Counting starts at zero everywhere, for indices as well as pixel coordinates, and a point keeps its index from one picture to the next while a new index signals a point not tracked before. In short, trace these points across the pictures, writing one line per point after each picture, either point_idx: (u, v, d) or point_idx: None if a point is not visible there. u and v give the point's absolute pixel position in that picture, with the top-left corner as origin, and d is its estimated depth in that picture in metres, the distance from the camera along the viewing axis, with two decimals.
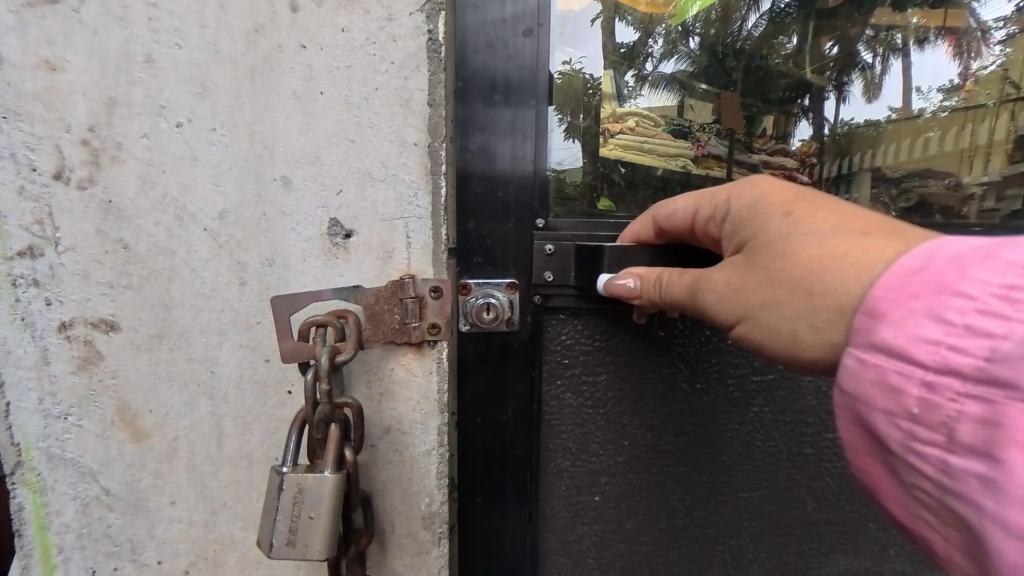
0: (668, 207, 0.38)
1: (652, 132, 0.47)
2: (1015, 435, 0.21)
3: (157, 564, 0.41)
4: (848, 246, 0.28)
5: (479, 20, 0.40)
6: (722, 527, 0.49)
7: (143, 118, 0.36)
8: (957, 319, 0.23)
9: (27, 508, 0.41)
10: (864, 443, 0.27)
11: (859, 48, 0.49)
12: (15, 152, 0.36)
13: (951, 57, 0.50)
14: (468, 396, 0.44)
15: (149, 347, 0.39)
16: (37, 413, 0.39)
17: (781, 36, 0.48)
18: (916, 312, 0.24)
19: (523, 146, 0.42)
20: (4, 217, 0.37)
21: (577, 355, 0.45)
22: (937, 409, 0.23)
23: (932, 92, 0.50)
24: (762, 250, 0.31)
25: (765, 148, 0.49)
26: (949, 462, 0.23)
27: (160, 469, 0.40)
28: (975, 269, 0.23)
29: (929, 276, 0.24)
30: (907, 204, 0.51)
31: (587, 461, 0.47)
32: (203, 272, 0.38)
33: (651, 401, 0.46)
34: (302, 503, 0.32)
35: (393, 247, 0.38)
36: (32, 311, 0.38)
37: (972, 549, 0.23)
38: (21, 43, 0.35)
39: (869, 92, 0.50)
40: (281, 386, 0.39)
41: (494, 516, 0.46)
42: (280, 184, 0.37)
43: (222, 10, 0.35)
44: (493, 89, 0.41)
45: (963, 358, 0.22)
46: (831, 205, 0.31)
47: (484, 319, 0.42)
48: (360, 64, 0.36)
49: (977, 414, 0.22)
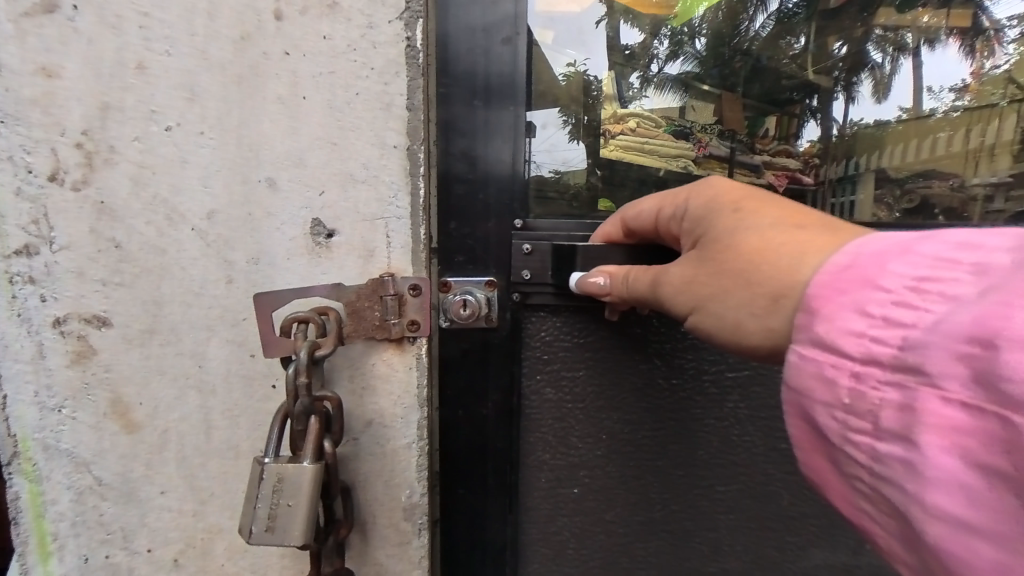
0: (634, 207, 0.39)
1: (653, 133, 0.48)
2: (929, 420, 0.22)
3: (148, 551, 0.43)
4: (785, 239, 0.30)
5: (459, 29, 0.42)
6: (699, 520, 0.50)
7: (135, 123, 0.38)
8: (877, 311, 0.24)
9: (23, 497, 0.42)
10: (809, 438, 0.28)
11: (868, 48, 0.50)
12: (13, 155, 0.38)
13: (963, 56, 0.51)
14: (449, 390, 0.45)
15: (141, 343, 0.40)
16: (34, 406, 0.41)
17: (790, 37, 0.49)
18: (845, 306, 0.25)
19: (503, 149, 0.43)
20: (3, 217, 0.38)
21: (556, 350, 0.46)
22: (864, 399, 0.24)
23: (944, 92, 0.51)
24: (711, 244, 0.32)
25: (768, 149, 0.50)
26: (878, 450, 0.24)
27: (151, 459, 0.42)
28: (893, 262, 0.25)
29: (855, 270, 0.26)
30: (910, 205, 0.51)
31: (566, 454, 0.48)
32: (193, 270, 0.39)
33: (628, 395, 0.47)
34: (282, 492, 0.33)
35: (375, 246, 0.39)
36: (29, 307, 0.39)
37: (911, 539, 0.24)
38: (19, 51, 0.37)
39: (879, 92, 0.51)
40: (267, 380, 0.40)
41: (475, 506, 0.47)
42: (266, 185, 0.39)
43: (211, 18, 0.37)
44: (474, 94, 0.43)
45: (883, 347, 0.24)
46: (774, 200, 0.32)
47: (461, 315, 0.44)
48: (343, 70, 0.38)
49: (897, 401, 0.23)
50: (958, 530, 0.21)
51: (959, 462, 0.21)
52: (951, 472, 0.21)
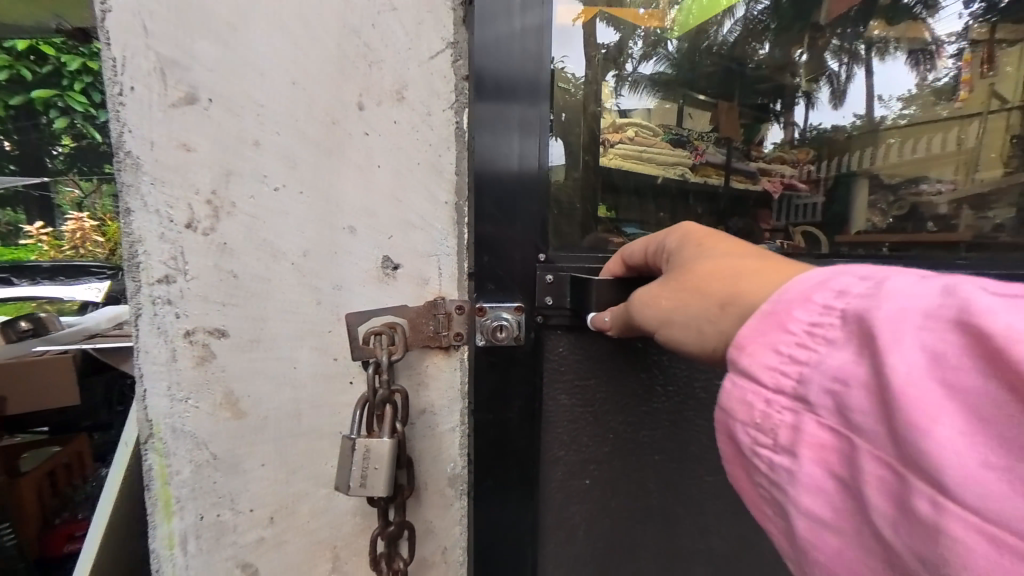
0: (630, 247, 0.52)
1: (651, 140, 0.61)
2: (811, 440, 0.30)
3: (249, 511, 0.55)
4: (731, 262, 0.40)
5: (493, 38, 0.51)
6: (688, 505, 0.62)
7: (250, 184, 0.50)
8: (785, 350, 0.32)
9: (154, 468, 0.54)
10: (729, 449, 0.36)
11: (828, 57, 0.66)
12: (159, 208, 0.50)
13: (910, 68, 0.67)
14: (483, 398, 0.56)
15: (249, 350, 0.52)
16: (166, 397, 0.53)
17: (755, 43, 0.64)
18: (762, 344, 0.33)
19: (528, 142, 0.54)
20: (149, 255, 0.51)
21: (570, 364, 0.59)
22: (769, 419, 0.32)
23: (892, 100, 0.67)
24: (679, 268, 0.43)
25: (763, 157, 0.66)
26: (774, 461, 0.32)
27: (252, 439, 0.54)
28: (798, 309, 0.32)
29: (773, 312, 0.33)
30: (902, 210, 0.68)
31: (577, 451, 0.60)
32: (290, 295, 0.52)
33: (630, 402, 0.60)
34: (369, 458, 0.45)
35: (428, 276, 0.52)
36: (166, 322, 0.52)
37: (788, 528, 0.33)
38: (165, 131, 0.49)
39: (836, 99, 0.67)
40: (345, 377, 0.53)
41: (502, 498, 0.58)
42: (347, 232, 0.51)
43: (310, 107, 0.49)
44: (502, 96, 0.52)
45: (786, 380, 0.32)
46: (731, 238, 0.43)
47: (498, 335, 0.54)
48: (407, 146, 0.50)
49: (791, 423, 0.31)
50: (817, 519, 0.30)
51: (822, 471, 0.30)
52: (816, 479, 0.30)
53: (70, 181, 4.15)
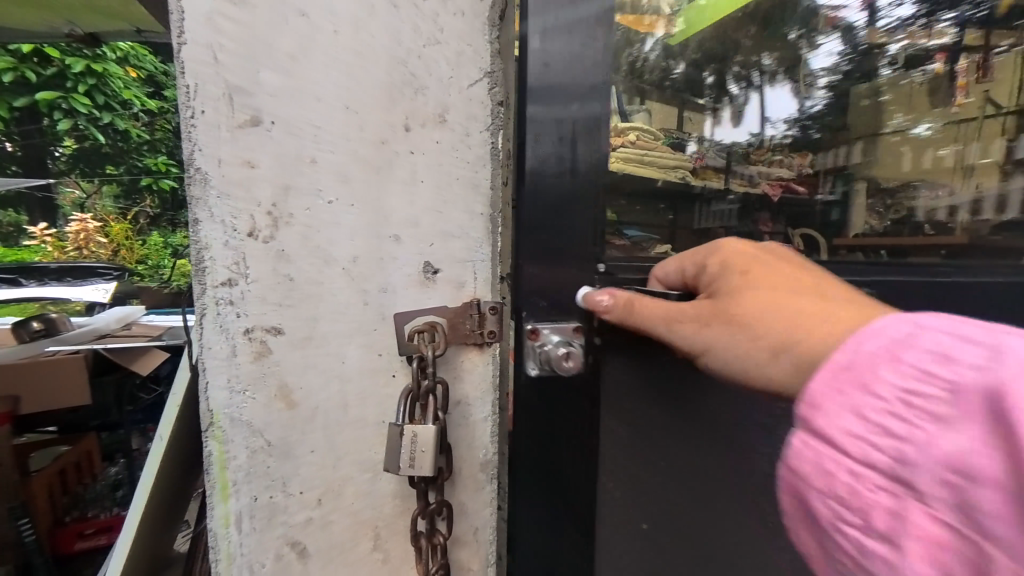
0: (663, 268, 0.61)
1: (649, 145, 0.67)
2: (901, 518, 0.38)
3: (299, 494, 0.60)
4: (766, 299, 0.51)
5: (553, 29, 0.57)
6: (714, 511, 0.71)
7: (306, 198, 0.56)
8: (872, 427, 0.40)
9: (213, 454, 0.59)
10: (818, 512, 0.44)
11: (726, 82, 0.75)
12: (224, 218, 0.56)
13: (791, 97, 0.78)
14: (542, 419, 0.61)
15: (302, 346, 0.58)
16: (225, 389, 0.58)
17: (670, 60, 0.70)
18: (845, 414, 0.42)
19: (593, 123, 0.61)
20: (214, 260, 0.56)
21: (621, 390, 0.64)
22: (861, 495, 0.40)
23: (777, 123, 0.78)
24: (721, 298, 0.54)
25: (761, 161, 0.77)
26: (864, 533, 0.40)
27: (303, 428, 0.59)
28: (884, 377, 0.41)
29: (850, 374, 0.42)
30: (899, 214, 0.82)
31: (627, 471, 0.66)
32: (341, 296, 0.57)
33: (671, 422, 0.67)
34: (416, 442, 0.51)
35: (465, 280, 0.59)
36: (227, 321, 0.57)
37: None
38: (230, 150, 0.55)
39: (734, 119, 0.75)
40: (387, 370, 0.59)
41: (562, 515, 0.63)
42: (393, 240, 0.57)
43: (362, 128, 0.55)
44: (566, 82, 0.59)
45: (878, 457, 0.40)
46: (764, 266, 0.54)
47: (563, 362, 0.59)
48: (448, 163, 0.57)
49: (887, 504, 0.39)
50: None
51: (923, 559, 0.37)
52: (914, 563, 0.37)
53: (69, 182, 4.23)
